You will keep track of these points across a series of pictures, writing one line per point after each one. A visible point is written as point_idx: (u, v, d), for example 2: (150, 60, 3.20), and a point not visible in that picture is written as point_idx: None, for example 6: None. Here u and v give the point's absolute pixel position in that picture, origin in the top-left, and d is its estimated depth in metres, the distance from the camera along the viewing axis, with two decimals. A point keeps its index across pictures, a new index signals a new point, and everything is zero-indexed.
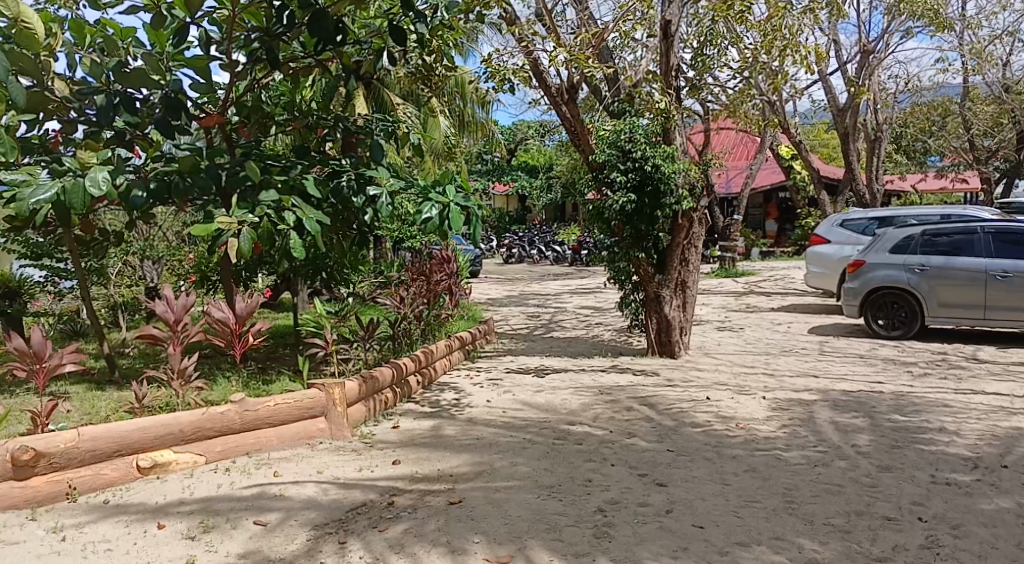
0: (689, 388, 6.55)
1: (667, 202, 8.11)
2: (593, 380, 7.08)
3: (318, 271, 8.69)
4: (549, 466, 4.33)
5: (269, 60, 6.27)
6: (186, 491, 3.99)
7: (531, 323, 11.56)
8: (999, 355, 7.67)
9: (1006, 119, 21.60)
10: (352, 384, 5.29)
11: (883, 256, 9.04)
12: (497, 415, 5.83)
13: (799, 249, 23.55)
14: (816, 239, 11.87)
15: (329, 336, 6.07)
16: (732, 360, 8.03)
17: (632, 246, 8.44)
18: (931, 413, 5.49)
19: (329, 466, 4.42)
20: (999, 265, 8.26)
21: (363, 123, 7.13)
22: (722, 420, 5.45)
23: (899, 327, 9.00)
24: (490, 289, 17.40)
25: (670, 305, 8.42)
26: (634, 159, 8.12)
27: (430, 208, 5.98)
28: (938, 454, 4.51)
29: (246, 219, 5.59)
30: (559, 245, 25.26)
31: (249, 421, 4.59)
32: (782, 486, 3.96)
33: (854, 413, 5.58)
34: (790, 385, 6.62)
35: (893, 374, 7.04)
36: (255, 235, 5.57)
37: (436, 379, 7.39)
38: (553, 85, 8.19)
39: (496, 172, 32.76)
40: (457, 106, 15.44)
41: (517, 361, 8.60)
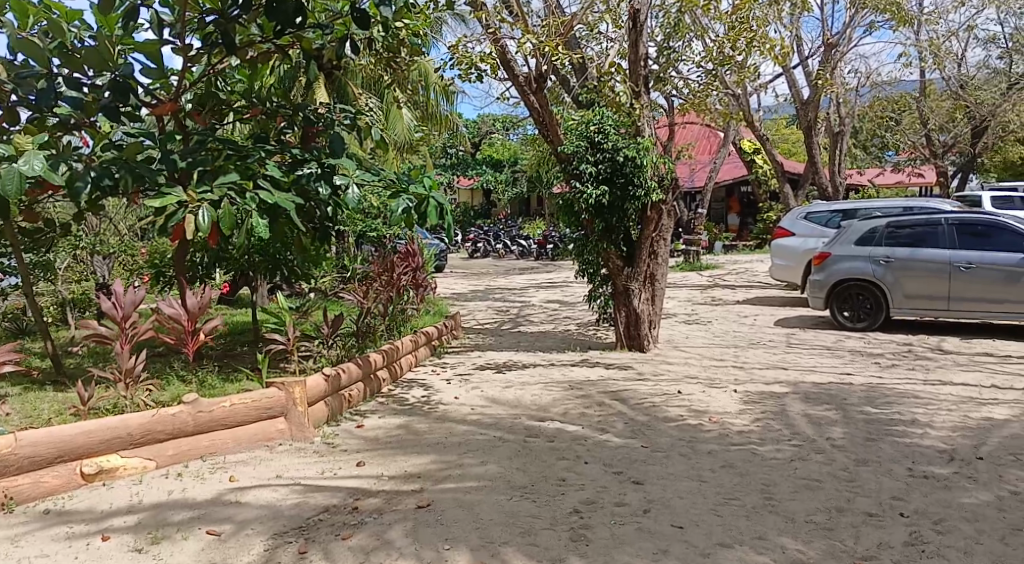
0: (660, 382, 6.45)
1: (636, 194, 8.00)
2: (563, 375, 6.94)
3: (278, 266, 8.39)
4: (521, 465, 4.17)
5: (226, 42, 5.98)
6: (134, 498, 3.74)
7: (498, 318, 11.38)
8: (963, 346, 7.73)
9: (961, 115, 22.07)
10: (314, 382, 5.05)
11: (849, 248, 9.07)
12: (465, 412, 5.64)
13: (762, 243, 23.81)
14: (780, 232, 11.91)
15: (290, 332, 5.80)
16: (701, 353, 7.97)
17: (602, 239, 8.35)
18: (902, 405, 5.47)
19: (289, 469, 4.20)
20: (962, 256, 8.30)
21: (324, 112, 6.79)
22: (695, 414, 5.35)
23: (865, 318, 9.03)
24: (455, 284, 17.18)
25: (639, 298, 8.31)
26: (605, 149, 8.06)
27: (402, 201, 5.81)
28: (913, 446, 4.47)
29: (204, 198, 5.27)
30: (525, 239, 25.14)
31: (203, 423, 4.34)
32: (761, 482, 3.85)
33: (826, 405, 5.53)
34: (761, 378, 6.56)
35: (861, 366, 7.04)
36: (217, 215, 5.21)
37: (403, 376, 7.18)
38: (522, 76, 8.01)
39: (460, 165, 32.47)
40: (421, 97, 15.14)
41: (485, 356, 8.42)
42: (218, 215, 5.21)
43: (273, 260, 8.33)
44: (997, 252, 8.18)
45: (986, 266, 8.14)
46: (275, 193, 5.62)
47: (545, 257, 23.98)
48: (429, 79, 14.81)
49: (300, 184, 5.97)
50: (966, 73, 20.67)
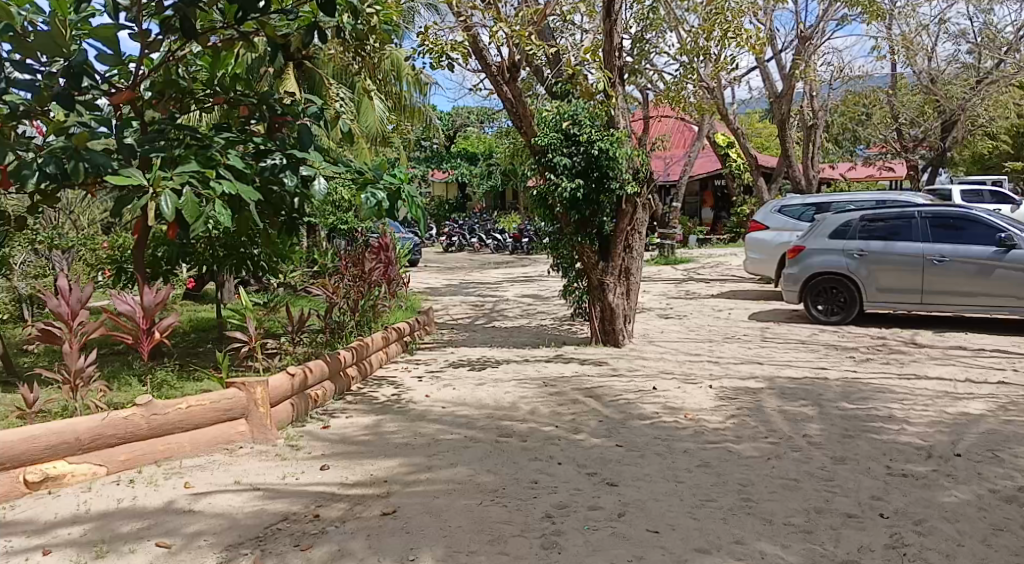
0: (635, 378, 6.34)
1: (611, 186, 7.90)
2: (537, 372, 6.81)
3: (244, 260, 8.14)
4: (492, 467, 4.02)
5: (185, 28, 5.71)
6: (81, 507, 3.53)
7: (472, 313, 11.23)
8: (936, 340, 7.73)
9: (932, 110, 22.32)
10: (276, 381, 4.84)
11: (823, 242, 9.08)
12: (435, 411, 5.48)
13: (736, 237, 23.91)
14: (754, 225, 11.89)
15: (253, 329, 5.57)
16: (676, 348, 7.88)
17: (577, 232, 8.22)
18: (878, 400, 5.42)
19: (248, 474, 4.00)
20: (936, 249, 8.28)
21: (290, 103, 6.52)
22: (670, 411, 5.24)
23: (839, 312, 9.00)
24: (429, 278, 16.98)
25: (615, 292, 8.21)
26: (579, 142, 7.93)
27: (373, 194, 5.57)
28: (890, 443, 4.40)
29: (166, 184, 5.01)
30: (499, 233, 24.98)
31: (157, 427, 4.12)
32: (738, 482, 3.75)
33: (802, 400, 5.46)
34: (737, 373, 6.48)
35: (836, 360, 6.99)
36: (179, 203, 4.95)
37: (373, 373, 7.01)
38: (494, 65, 7.82)
39: (435, 159, 32.18)
40: (393, 89, 14.90)
41: (458, 352, 8.26)
42: (181, 202, 4.94)
43: (238, 255, 8.08)
44: (970, 244, 8.16)
45: (959, 259, 8.12)
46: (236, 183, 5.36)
47: (520, 251, 23.84)
48: (401, 71, 14.57)
49: (264, 173, 5.70)
50: (936, 68, 20.89)
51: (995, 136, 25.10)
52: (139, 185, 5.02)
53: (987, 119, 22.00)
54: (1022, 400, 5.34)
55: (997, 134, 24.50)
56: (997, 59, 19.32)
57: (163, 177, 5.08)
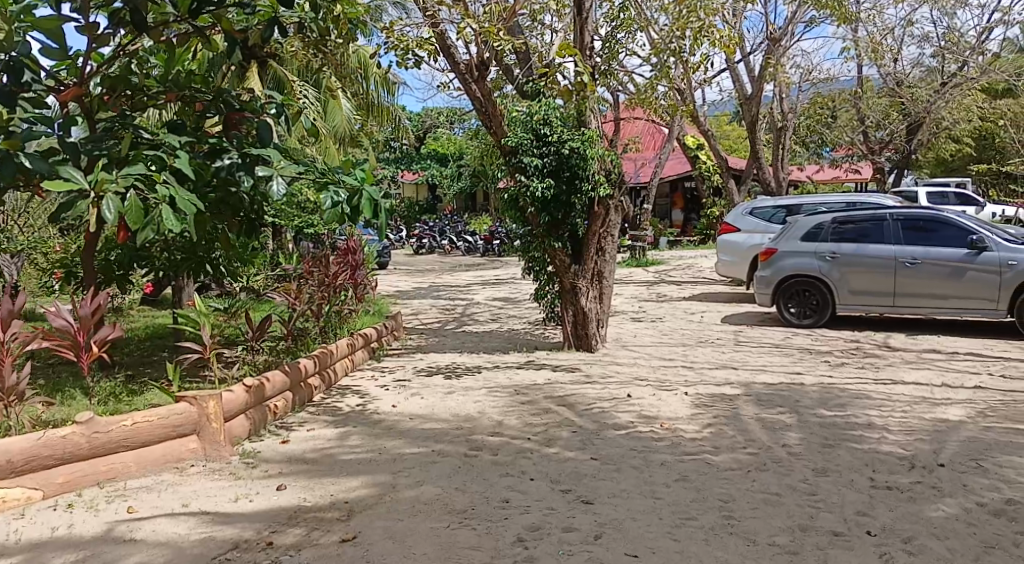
0: (609, 385, 6.17)
1: (583, 188, 7.77)
2: (508, 380, 6.60)
3: (202, 265, 7.82)
4: (461, 485, 3.80)
5: (135, 21, 5.41)
6: (11, 536, 3.23)
7: (442, 317, 10.98)
8: (910, 343, 7.69)
9: (897, 112, 22.63)
10: (230, 395, 4.58)
11: (795, 244, 9.02)
12: (401, 423, 5.24)
13: (706, 239, 24.01)
14: (725, 227, 11.83)
15: (207, 337, 5.26)
16: (650, 353, 7.74)
17: (548, 234, 8.03)
18: (857, 407, 5.31)
19: (199, 496, 3.73)
20: (908, 251, 8.26)
21: (248, 100, 6.23)
22: (645, 420, 5.07)
23: (811, 315, 8.94)
24: (399, 281, 16.68)
25: (587, 296, 8.03)
26: (550, 142, 7.77)
27: (333, 194, 5.23)
28: (872, 454, 4.28)
29: (110, 186, 4.66)
30: (470, 235, 24.74)
31: (99, 446, 3.83)
32: (718, 498, 3.58)
33: (779, 408, 5.33)
34: (712, 379, 6.34)
35: (810, 364, 6.90)
36: (123, 208, 4.63)
37: (337, 383, 6.73)
38: (463, 62, 7.60)
39: (404, 160, 31.83)
40: (360, 89, 14.62)
41: (427, 359, 8.00)
42: (125, 206, 4.64)
43: (195, 259, 7.73)
44: (941, 246, 8.15)
45: (931, 262, 8.11)
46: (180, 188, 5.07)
47: (491, 253, 23.61)
48: (369, 71, 14.31)
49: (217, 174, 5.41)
50: (900, 72, 21.19)
51: (958, 139, 25.55)
52: (80, 190, 4.65)
53: (951, 122, 22.36)
54: (999, 406, 5.27)
55: (960, 137, 24.93)
56: (960, 63, 19.65)
57: (106, 178, 4.70)
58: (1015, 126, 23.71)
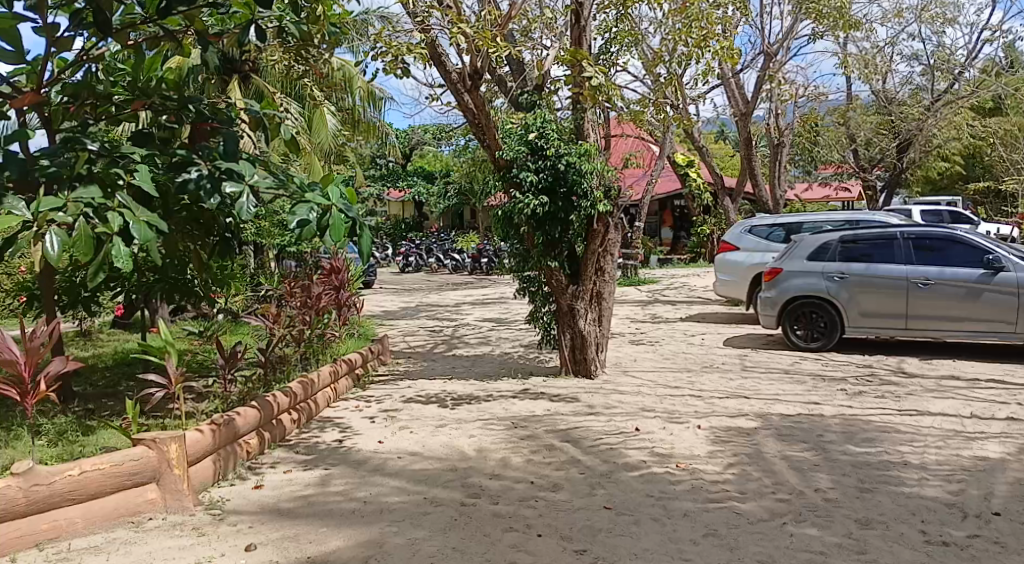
0: (614, 417, 5.70)
1: (581, 205, 7.32)
2: (504, 411, 6.12)
3: (174, 286, 7.33)
4: (458, 544, 3.32)
5: (97, 21, 4.98)
6: None
7: (430, 340, 10.48)
8: (926, 369, 7.30)
9: (887, 131, 22.55)
10: (192, 437, 4.08)
11: (800, 263, 8.64)
12: (388, 463, 4.74)
13: (695, 257, 23.74)
14: (723, 246, 11.45)
15: (173, 370, 4.71)
16: (653, 380, 7.28)
17: (545, 254, 7.54)
18: (886, 442, 4.88)
19: (154, 559, 3.22)
20: (920, 271, 7.90)
21: (222, 108, 5.74)
22: (659, 459, 4.61)
23: (818, 338, 8.54)
24: (385, 301, 16.17)
25: (585, 319, 7.59)
26: (546, 156, 7.34)
27: (300, 215, 4.53)
28: (917, 501, 3.84)
29: (54, 216, 4.24)
30: (458, 253, 24.29)
31: (37, 501, 3.31)
32: (756, 558, 3.12)
33: (803, 443, 4.89)
34: (724, 410, 5.89)
35: (826, 392, 6.47)
36: (70, 239, 4.20)
37: (318, 415, 6.22)
38: (452, 70, 7.15)
39: (391, 177, 31.46)
40: (346, 103, 14.23)
41: (416, 386, 7.50)
42: (72, 238, 4.22)
43: (168, 280, 7.27)
44: (956, 266, 7.80)
45: (945, 282, 7.74)
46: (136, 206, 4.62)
47: (479, 271, 23.19)
48: (355, 84, 13.93)
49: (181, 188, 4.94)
50: (891, 90, 21.10)
51: (947, 156, 25.50)
52: (22, 222, 4.27)
53: (941, 140, 22.27)
54: None
55: (950, 155, 24.89)
56: (951, 80, 19.57)
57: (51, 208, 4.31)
58: (1005, 144, 23.67)
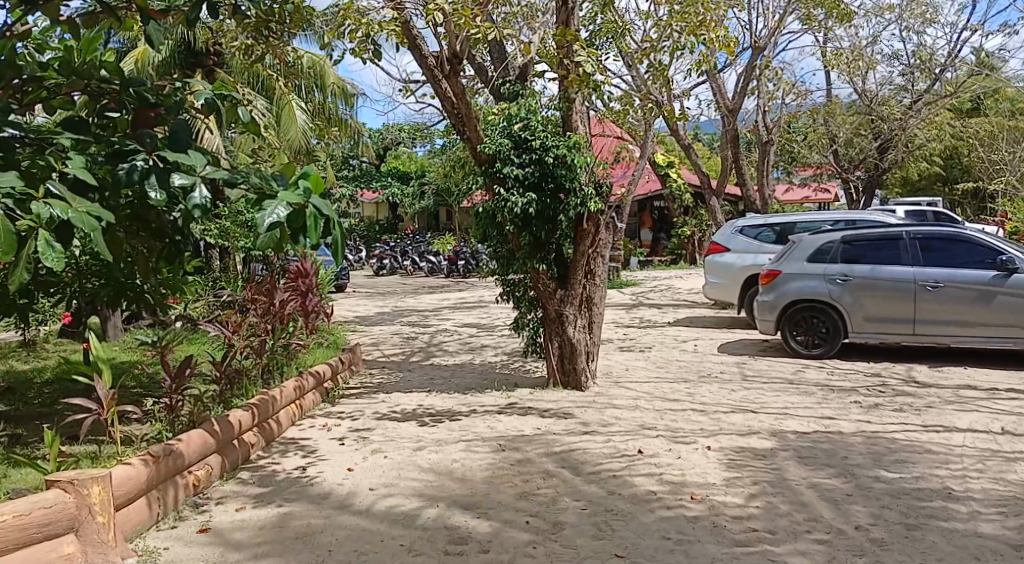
0: (613, 436, 5.13)
1: (571, 201, 6.72)
2: (489, 429, 5.51)
3: (121, 291, 6.59)
4: None
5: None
6: None
7: (406, 348, 9.82)
8: (938, 377, 6.83)
9: (868, 130, 22.32)
10: (119, 474, 3.45)
11: (800, 265, 8.14)
12: (358, 497, 4.11)
13: (675, 259, 23.38)
14: (713, 247, 10.94)
15: (105, 393, 4.11)
16: (649, 391, 6.71)
17: (531, 255, 6.94)
18: (921, 466, 4.36)
19: None
20: (928, 274, 7.45)
21: (167, 92, 4.90)
22: (671, 489, 4.04)
23: (819, 344, 8.04)
24: (358, 305, 15.48)
25: (575, 326, 7.00)
26: (532, 149, 6.73)
27: (269, 209, 3.70)
28: (977, 541, 3.31)
29: None
30: (434, 255, 23.66)
31: None
32: None
33: (829, 469, 4.35)
34: (732, 426, 5.35)
35: (839, 405, 5.96)
36: None
37: (280, 436, 5.54)
38: (428, 53, 6.47)
39: (364, 178, 30.68)
40: (316, 99, 13.54)
41: (390, 400, 6.84)
42: None
43: (114, 286, 6.53)
44: (966, 268, 7.37)
45: (956, 284, 7.30)
46: (74, 198, 3.79)
47: (455, 274, 22.59)
48: (326, 80, 13.38)
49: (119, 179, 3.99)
50: (872, 89, 20.86)
51: (926, 157, 25.37)
52: None
53: (921, 139, 22.08)
54: None
55: (928, 155, 24.81)
56: (932, 79, 19.38)
57: None
58: (984, 145, 23.59)
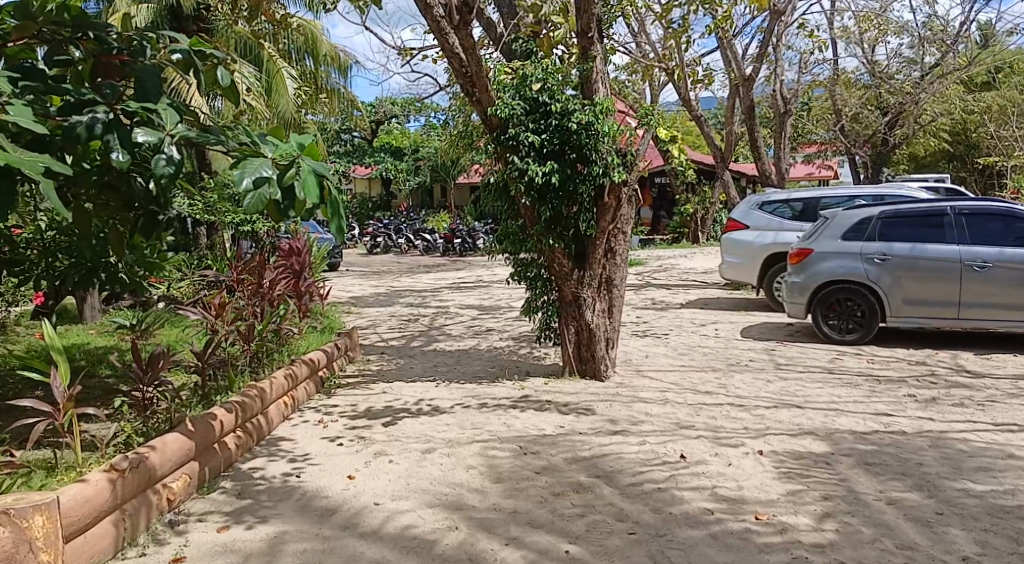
0: (648, 437, 4.53)
1: (593, 172, 6.07)
2: (505, 427, 4.90)
3: (94, 267, 5.92)
4: None
5: None
6: None
7: (405, 331, 9.17)
8: (990, 366, 6.28)
9: (876, 104, 21.61)
10: (69, 496, 2.82)
11: (834, 243, 7.53)
12: (361, 514, 3.50)
13: (677, 238, 22.77)
14: (730, 224, 10.32)
15: (60, 392, 3.47)
16: (677, 382, 6.11)
17: (547, 232, 6.27)
18: (1010, 476, 3.79)
19: None
20: (976, 253, 6.87)
21: (133, 37, 4.17)
22: (729, 506, 3.45)
23: (853, 330, 7.46)
24: (353, 285, 14.81)
25: (593, 309, 6.35)
26: (551, 114, 6.13)
27: (253, 169, 3.08)
28: None
29: None
30: (429, 233, 22.93)
31: None
32: None
33: (905, 480, 3.77)
34: (780, 425, 4.76)
35: (891, 398, 5.39)
36: None
37: (268, 435, 4.90)
38: (435, 2, 5.72)
39: (357, 153, 29.76)
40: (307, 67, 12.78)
41: (391, 391, 6.23)
42: None
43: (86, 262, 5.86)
44: (1019, 247, 6.79)
45: (1006, 265, 6.73)
46: (13, 148, 3.11)
47: (452, 252, 21.94)
48: (318, 47, 12.63)
49: (66, 132, 3.26)
50: (881, 63, 20.13)
51: (934, 133, 24.72)
52: None
53: (932, 114, 21.40)
54: None
55: (937, 130, 24.14)
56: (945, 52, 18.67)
57: None
58: (994, 120, 22.90)
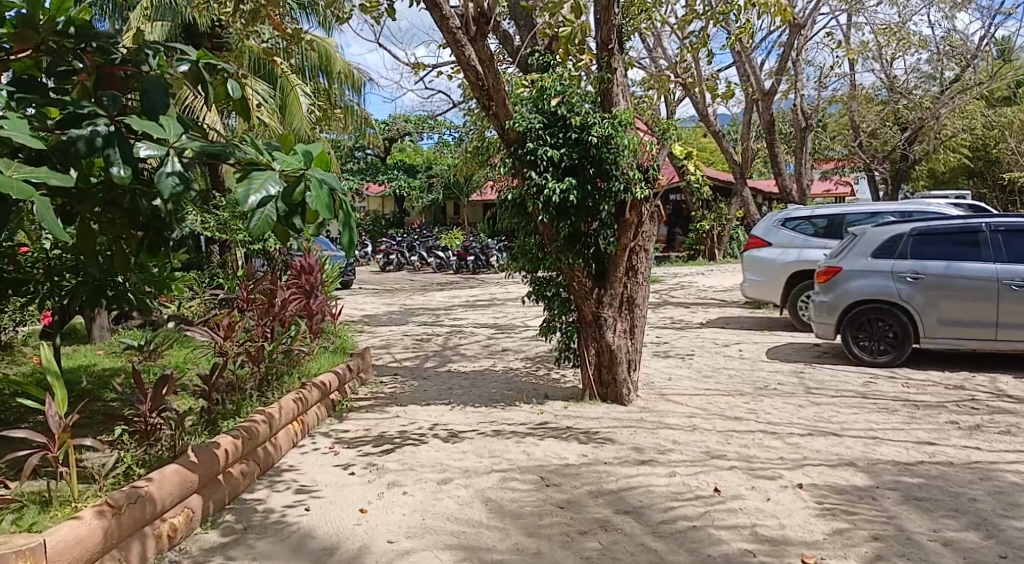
0: (677, 468, 4.27)
1: (613, 188, 5.85)
2: (525, 456, 4.65)
3: (102, 286, 5.74)
4: None
5: None
6: None
7: (419, 352, 8.95)
8: None
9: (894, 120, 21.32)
10: (58, 541, 2.60)
11: (863, 261, 7.25)
12: (374, 554, 3.26)
13: (693, 255, 22.48)
14: (752, 241, 10.06)
15: (56, 422, 3.27)
16: (704, 406, 5.84)
17: (566, 250, 6.05)
18: None
19: None
20: (1013, 271, 6.59)
21: (139, 48, 4.00)
22: (770, 547, 3.19)
23: (885, 351, 7.16)
24: (366, 303, 14.63)
25: (614, 330, 6.11)
26: (570, 128, 5.93)
27: (258, 184, 2.88)
28: None
29: None
30: (443, 251, 22.77)
31: None
32: None
33: (960, 519, 3.49)
34: (818, 455, 4.48)
35: (932, 425, 5.10)
36: None
37: (276, 463, 4.67)
38: (450, 13, 5.56)
39: (370, 171, 29.72)
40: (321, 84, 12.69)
41: (405, 415, 5.99)
42: None
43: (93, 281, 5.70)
44: None
45: None
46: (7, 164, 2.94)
47: (465, 270, 21.75)
48: (332, 64, 12.54)
49: (65, 147, 3.08)
50: (900, 78, 19.86)
51: (954, 148, 24.35)
52: None
53: (952, 129, 21.06)
54: None
55: (957, 145, 23.77)
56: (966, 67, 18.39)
57: None
58: (1015, 135, 22.50)
